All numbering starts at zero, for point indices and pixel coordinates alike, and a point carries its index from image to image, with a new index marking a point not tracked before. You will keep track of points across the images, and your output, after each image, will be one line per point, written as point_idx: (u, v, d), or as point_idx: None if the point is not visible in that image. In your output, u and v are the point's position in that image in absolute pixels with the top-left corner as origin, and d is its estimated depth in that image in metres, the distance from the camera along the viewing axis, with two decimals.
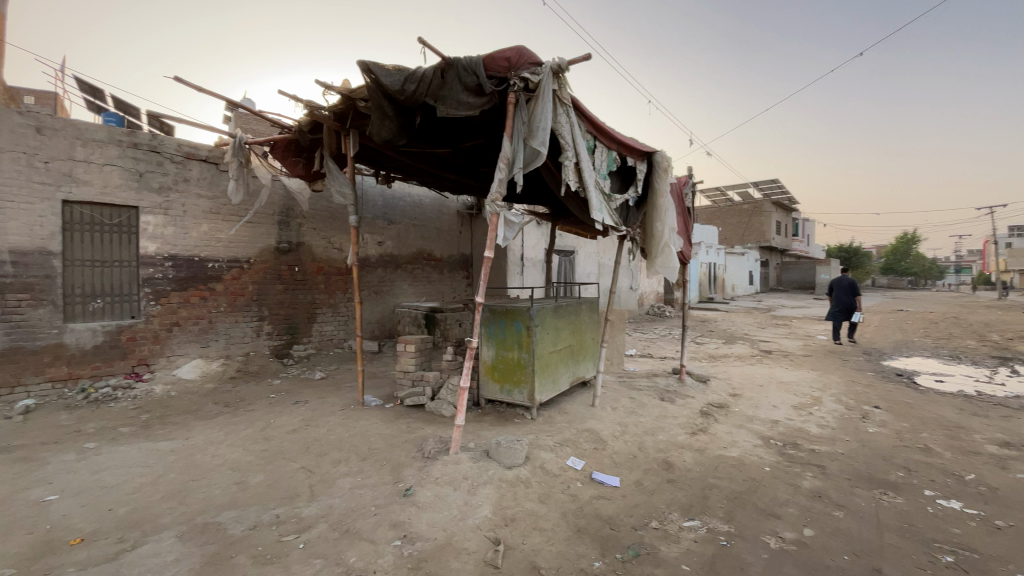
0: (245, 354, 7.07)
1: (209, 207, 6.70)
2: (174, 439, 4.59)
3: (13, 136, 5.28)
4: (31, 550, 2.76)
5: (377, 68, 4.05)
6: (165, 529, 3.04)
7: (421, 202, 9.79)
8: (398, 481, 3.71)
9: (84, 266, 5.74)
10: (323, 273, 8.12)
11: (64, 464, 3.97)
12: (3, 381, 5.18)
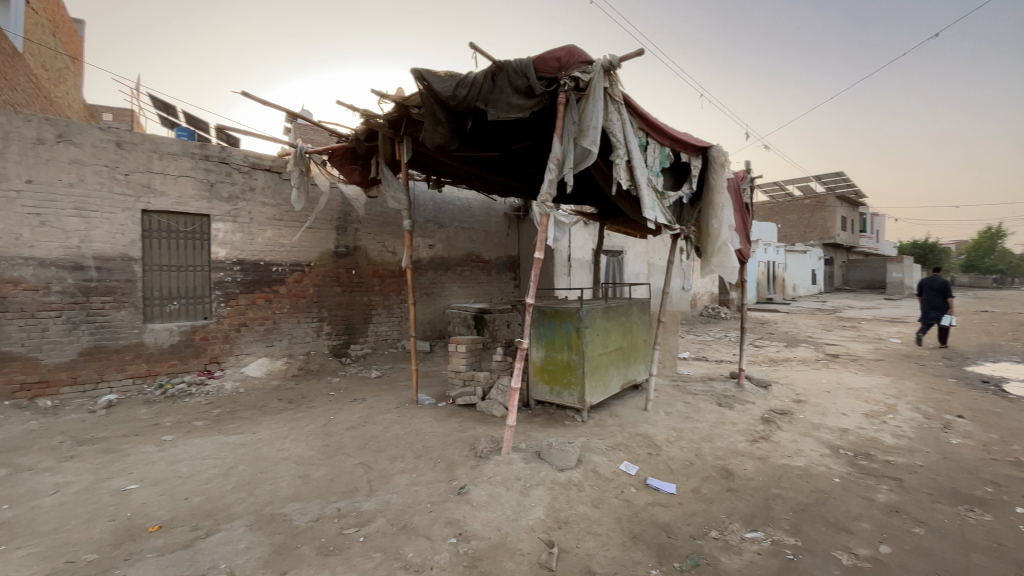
0: (306, 353, 7.44)
1: (273, 214, 7.10)
2: (243, 433, 4.89)
3: (96, 151, 5.68)
4: (114, 537, 3.00)
5: (429, 75, 4.23)
6: (237, 518, 3.23)
7: (470, 205, 9.93)
8: (452, 479, 3.77)
9: (161, 271, 6.18)
10: (378, 276, 8.40)
11: (144, 455, 4.30)
12: (89, 377, 5.64)
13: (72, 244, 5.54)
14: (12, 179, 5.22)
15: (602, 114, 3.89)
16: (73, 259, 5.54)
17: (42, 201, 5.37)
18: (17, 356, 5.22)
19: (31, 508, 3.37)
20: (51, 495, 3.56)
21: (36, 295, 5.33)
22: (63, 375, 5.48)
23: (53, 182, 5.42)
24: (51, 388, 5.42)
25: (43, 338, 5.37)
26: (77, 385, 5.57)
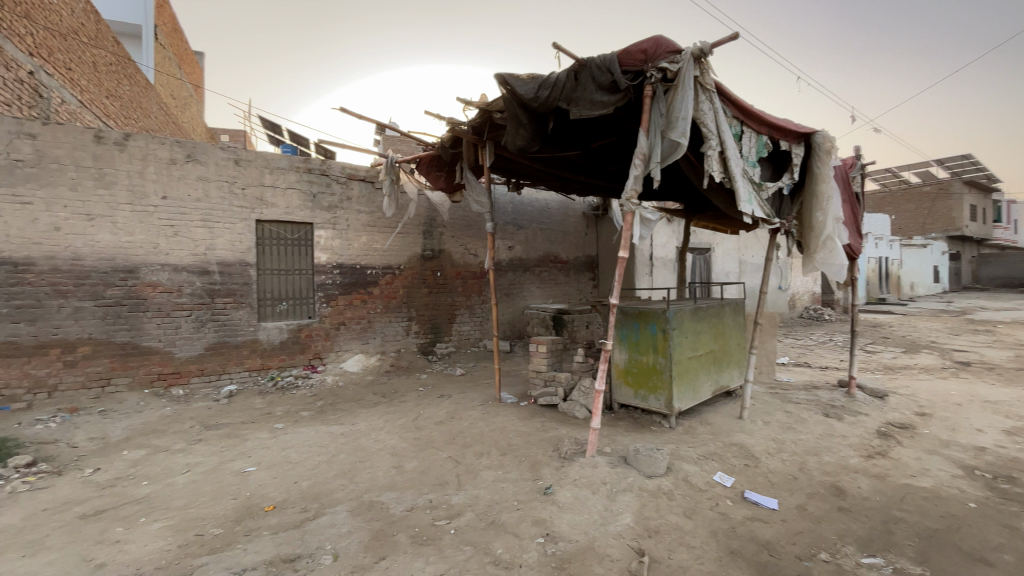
0: (397, 351, 7.88)
1: (367, 221, 7.59)
2: (344, 424, 5.27)
3: (219, 168, 6.40)
4: (238, 513, 3.35)
5: (512, 79, 4.30)
6: (339, 503, 3.48)
7: (549, 206, 9.95)
8: (537, 479, 3.79)
9: (273, 274, 6.85)
10: (461, 277, 8.67)
11: (261, 440, 4.77)
12: (214, 369, 6.36)
13: (199, 251, 6.27)
14: (151, 196, 5.96)
15: (692, 103, 3.71)
16: (201, 265, 6.28)
17: (174, 215, 6.10)
18: (156, 349, 6.00)
19: (172, 484, 3.86)
20: (185, 473, 4.05)
21: (172, 297, 6.09)
22: (192, 367, 6.23)
23: (184, 198, 6.16)
24: (183, 378, 6.17)
25: (177, 334, 6.14)
26: (203, 375, 6.30)
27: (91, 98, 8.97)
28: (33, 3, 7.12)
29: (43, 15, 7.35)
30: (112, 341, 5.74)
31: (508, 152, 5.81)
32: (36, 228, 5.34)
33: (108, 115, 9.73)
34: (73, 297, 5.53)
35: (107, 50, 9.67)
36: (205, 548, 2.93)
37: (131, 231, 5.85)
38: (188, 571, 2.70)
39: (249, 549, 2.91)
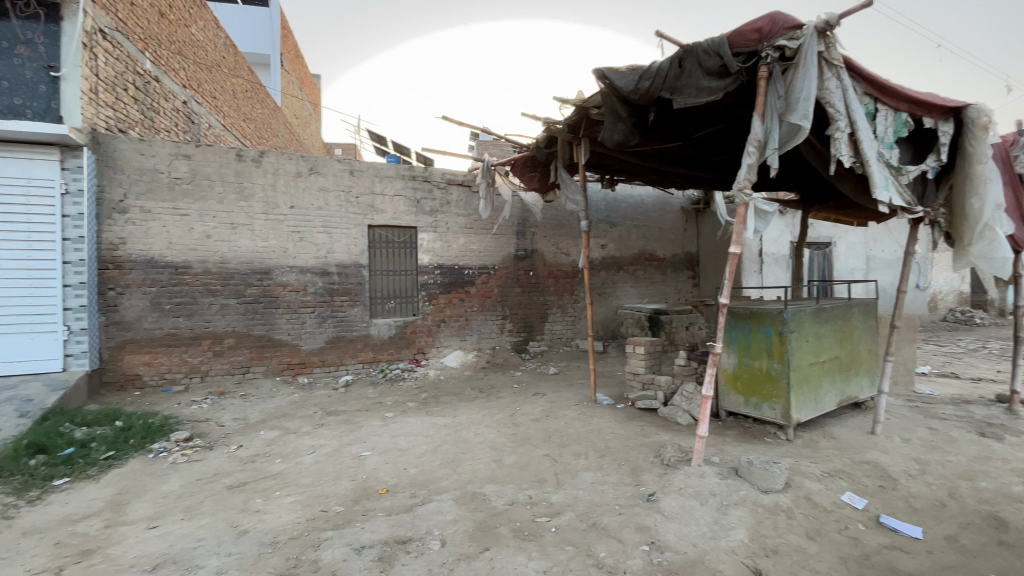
0: (492, 348, 8.09)
1: (465, 223, 7.88)
2: (447, 416, 5.52)
3: (338, 179, 7.03)
4: (356, 494, 3.64)
5: (612, 73, 4.17)
6: (444, 492, 3.64)
7: (644, 202, 9.61)
8: (639, 484, 3.67)
9: (382, 275, 7.38)
10: (553, 276, 8.67)
11: (374, 428, 5.16)
12: (334, 361, 7.01)
13: (320, 254, 6.94)
14: (281, 206, 6.71)
15: (816, 81, 3.37)
16: (322, 266, 6.94)
17: (300, 222, 6.81)
18: (286, 342, 6.74)
19: (300, 463, 4.31)
20: (310, 454, 4.50)
21: (298, 295, 6.80)
22: (315, 358, 6.91)
23: (308, 207, 6.85)
24: (308, 368, 6.86)
25: (303, 329, 6.84)
26: (324, 366, 6.96)
27: (232, 122, 10.33)
28: (188, 43, 8.34)
29: (196, 52, 8.59)
30: (252, 334, 6.56)
31: (604, 148, 5.71)
32: (193, 236, 6.26)
33: (245, 136, 11.15)
34: (221, 295, 6.39)
35: (244, 79, 11.05)
36: (329, 524, 3.23)
37: (266, 237, 6.63)
38: (315, 543, 2.99)
39: (366, 528, 3.15)
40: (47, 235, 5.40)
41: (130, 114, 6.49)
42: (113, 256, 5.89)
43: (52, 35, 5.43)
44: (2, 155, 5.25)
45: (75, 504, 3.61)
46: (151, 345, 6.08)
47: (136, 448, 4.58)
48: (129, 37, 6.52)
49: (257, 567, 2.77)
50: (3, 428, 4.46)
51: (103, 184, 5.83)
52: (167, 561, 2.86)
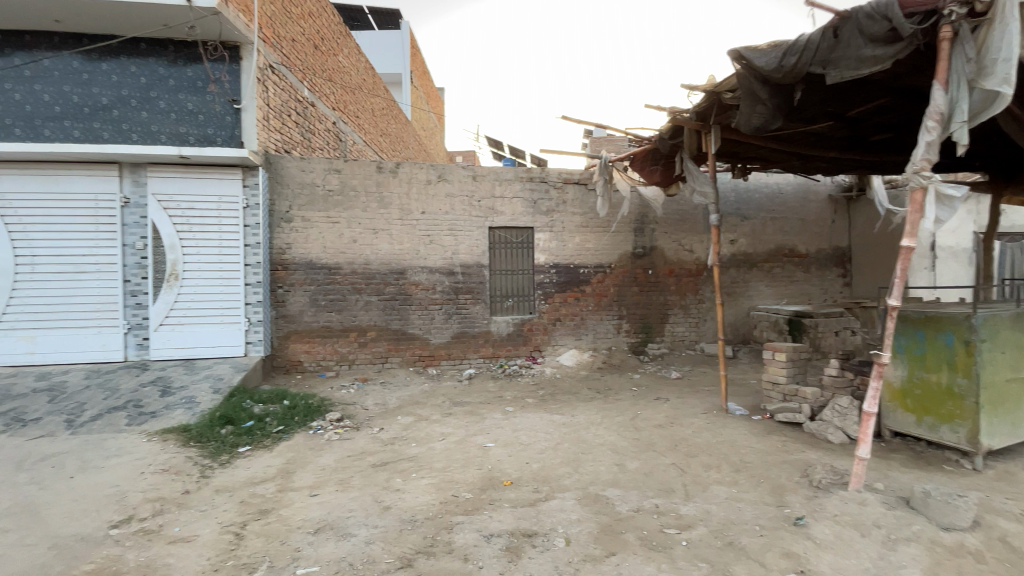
0: (609, 348, 7.92)
1: (581, 222, 7.83)
2: (566, 414, 5.54)
3: (461, 184, 7.43)
4: (483, 483, 3.81)
5: (750, 52, 3.85)
6: (567, 491, 3.65)
7: (780, 192, 8.68)
8: (782, 505, 3.32)
9: (501, 274, 7.65)
10: (675, 275, 8.23)
11: (495, 421, 5.36)
12: (458, 355, 7.42)
13: (447, 255, 7.39)
14: (414, 212, 7.28)
15: (1020, 38, 2.77)
16: (448, 267, 7.39)
17: (430, 226, 7.33)
18: (418, 335, 7.30)
19: (432, 448, 4.64)
20: (440, 441, 4.82)
21: (428, 293, 7.33)
22: (442, 351, 7.39)
23: (436, 212, 7.35)
24: (436, 360, 7.36)
25: (432, 324, 7.35)
26: (450, 359, 7.41)
27: (371, 138, 11.49)
28: (336, 70, 9.44)
29: (342, 78, 9.70)
30: (388, 328, 7.22)
31: (738, 135, 5.27)
32: (342, 241, 7.07)
33: (382, 150, 12.32)
34: (364, 293, 7.13)
35: (381, 98, 12.22)
36: (460, 509, 3.42)
37: (401, 240, 7.24)
38: (448, 526, 3.19)
39: (494, 517, 3.28)
40: (233, 242, 6.52)
41: (292, 135, 7.54)
42: (281, 259, 6.89)
43: (236, 73, 6.48)
44: (202, 178, 6.43)
45: (255, 469, 4.29)
46: (309, 335, 7.00)
47: (299, 425, 5.30)
48: (291, 69, 7.57)
49: (399, 541, 3.03)
50: (203, 401, 5.47)
51: (273, 198, 6.83)
52: (326, 526, 3.26)
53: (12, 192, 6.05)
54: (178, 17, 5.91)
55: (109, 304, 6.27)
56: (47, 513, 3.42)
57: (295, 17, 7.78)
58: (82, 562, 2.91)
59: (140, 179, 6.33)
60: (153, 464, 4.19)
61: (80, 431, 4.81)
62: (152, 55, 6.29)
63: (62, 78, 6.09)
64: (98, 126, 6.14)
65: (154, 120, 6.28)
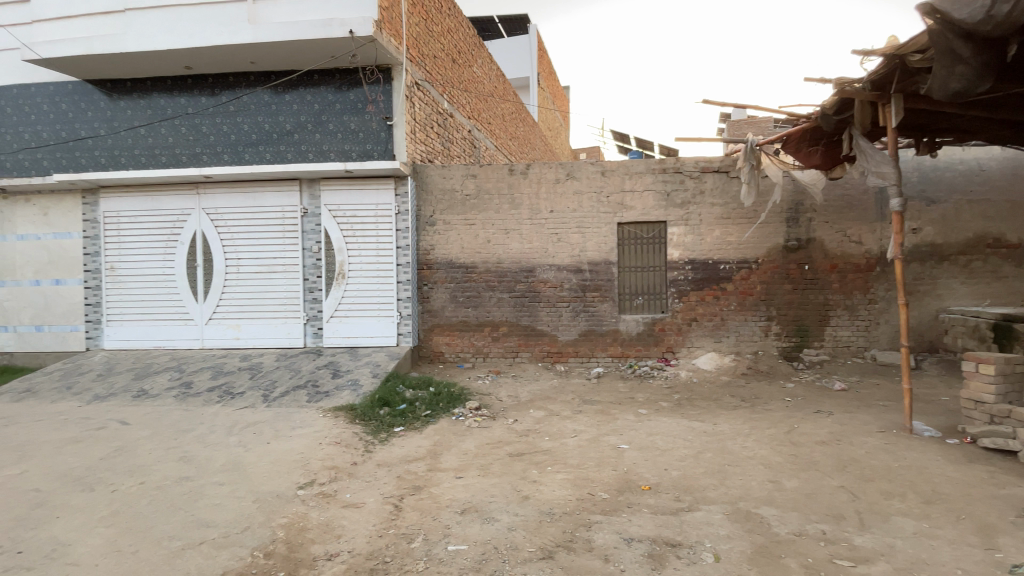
0: (754, 352, 7.22)
1: (721, 214, 7.26)
2: (705, 421, 5.19)
3: (591, 180, 7.37)
4: (620, 485, 3.74)
5: (945, 4, 3.20)
6: (713, 503, 3.42)
7: (981, 170, 7.12)
8: (995, 550, 2.73)
9: (632, 271, 7.41)
10: (838, 271, 7.20)
11: (628, 422, 5.23)
12: (586, 353, 7.38)
13: (575, 253, 7.39)
14: (543, 211, 7.41)
15: None
16: (576, 264, 7.39)
17: (559, 224, 7.40)
18: (547, 332, 7.43)
19: (565, 444, 4.69)
20: (573, 438, 4.85)
21: (557, 290, 7.41)
22: (570, 348, 7.41)
23: (565, 210, 7.39)
24: (564, 357, 7.41)
25: (560, 321, 7.41)
26: (578, 357, 7.40)
27: (502, 142, 11.98)
28: (471, 80, 9.99)
29: (476, 87, 10.24)
30: (519, 324, 7.46)
31: (928, 103, 4.48)
32: (478, 241, 7.48)
33: (512, 153, 12.78)
34: (497, 290, 7.46)
35: (510, 103, 12.65)
36: (598, 508, 3.40)
37: (531, 239, 7.43)
38: (587, 524, 3.19)
39: (634, 521, 3.20)
40: (388, 245, 7.35)
41: (434, 146, 8.18)
42: (426, 260, 7.51)
43: (388, 93, 7.22)
44: (363, 189, 7.33)
45: (407, 448, 4.75)
46: (450, 328, 7.53)
47: (443, 411, 5.75)
48: (433, 84, 8.21)
49: (540, 532, 3.11)
50: (365, 384, 6.22)
51: (420, 204, 7.50)
52: (471, 509, 3.48)
53: (224, 207, 7.48)
54: (342, 47, 6.74)
55: (292, 299, 7.44)
56: (253, 470, 4.14)
57: (437, 35, 8.42)
58: (279, 515, 3.46)
59: (315, 193, 7.40)
60: (327, 437, 4.86)
61: (274, 404, 5.79)
62: (323, 84, 7.30)
63: (258, 111, 7.35)
64: (283, 149, 7.31)
65: (325, 141, 7.28)
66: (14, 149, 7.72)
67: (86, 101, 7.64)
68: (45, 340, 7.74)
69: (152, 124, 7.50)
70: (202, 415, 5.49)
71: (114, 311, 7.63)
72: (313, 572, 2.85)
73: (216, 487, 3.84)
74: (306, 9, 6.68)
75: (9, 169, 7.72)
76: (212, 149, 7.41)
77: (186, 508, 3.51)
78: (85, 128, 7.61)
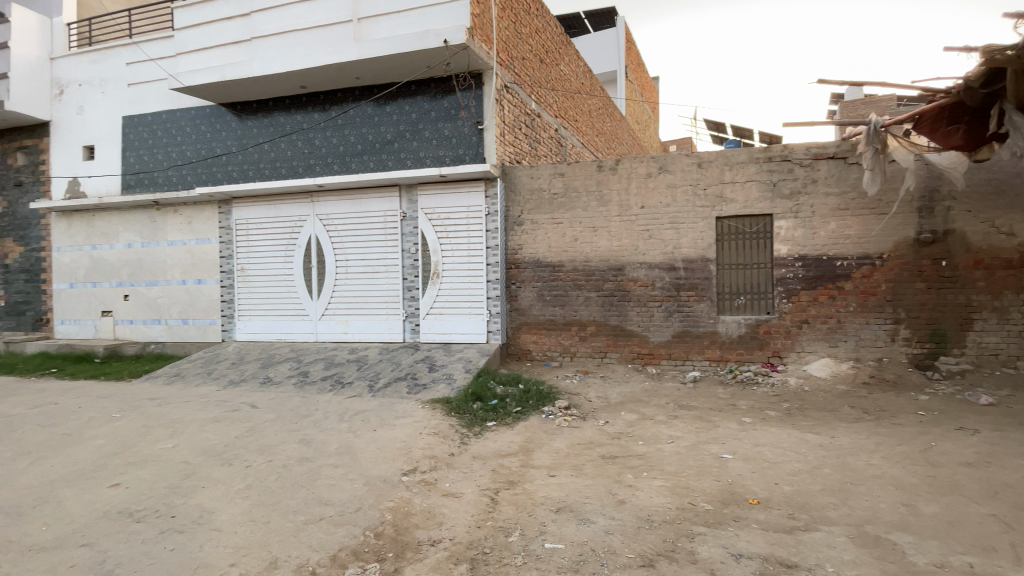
0: (877, 360, 6.45)
1: (837, 204, 6.56)
2: (820, 434, 4.74)
3: (686, 173, 7.02)
4: (725, 497, 3.53)
5: None
6: (834, 524, 3.11)
7: None
8: None
9: (732, 269, 6.96)
10: (986, 267, 6.20)
11: (730, 431, 4.92)
12: (680, 355, 7.04)
13: (668, 250, 7.09)
14: (633, 207, 7.19)
15: None
16: (669, 262, 7.08)
17: (650, 220, 7.14)
18: (637, 332, 7.20)
19: (661, 449, 4.52)
20: (670, 443, 4.66)
21: (648, 289, 7.15)
22: (663, 350, 7.12)
23: (657, 205, 7.12)
24: (656, 359, 7.13)
25: (652, 321, 7.14)
26: (671, 359, 7.08)
27: (589, 139, 11.82)
28: (558, 79, 9.97)
29: (563, 85, 10.18)
30: (609, 324, 7.30)
31: None
32: (565, 240, 7.45)
33: (599, 149, 12.56)
34: (584, 289, 7.38)
35: (597, 98, 12.42)
36: (700, 519, 3.23)
37: (621, 236, 7.25)
38: (689, 534, 3.05)
39: (742, 536, 3.01)
40: (479, 245, 7.59)
41: (522, 146, 8.27)
42: (515, 259, 7.62)
43: (480, 97, 7.43)
44: (456, 191, 7.64)
45: (501, 443, 4.87)
46: (538, 327, 7.57)
47: (533, 408, 5.81)
48: (521, 86, 8.31)
49: (639, 538, 3.03)
50: (459, 378, 6.47)
51: (509, 204, 7.64)
52: (566, 508, 3.48)
53: (334, 213, 8.17)
54: (437, 57, 7.06)
55: (392, 297, 7.95)
56: (361, 455, 4.47)
57: (525, 36, 8.50)
58: (387, 499, 3.71)
59: (412, 197, 7.84)
60: (426, 427, 5.12)
61: (378, 394, 6.23)
62: (419, 93, 7.69)
63: (362, 123, 7.93)
64: (384, 157, 7.82)
65: (421, 147, 7.67)
66: (166, 167, 9.01)
67: (221, 123, 8.72)
68: (190, 332, 8.97)
69: (274, 140, 8.39)
70: (317, 402, 6.04)
71: (244, 307, 8.65)
72: (419, 556, 3.01)
73: (331, 469, 4.19)
74: (404, 22, 7.06)
75: (163, 185, 9.03)
76: (323, 160, 8.12)
77: (306, 486, 3.88)
78: (221, 147, 8.69)
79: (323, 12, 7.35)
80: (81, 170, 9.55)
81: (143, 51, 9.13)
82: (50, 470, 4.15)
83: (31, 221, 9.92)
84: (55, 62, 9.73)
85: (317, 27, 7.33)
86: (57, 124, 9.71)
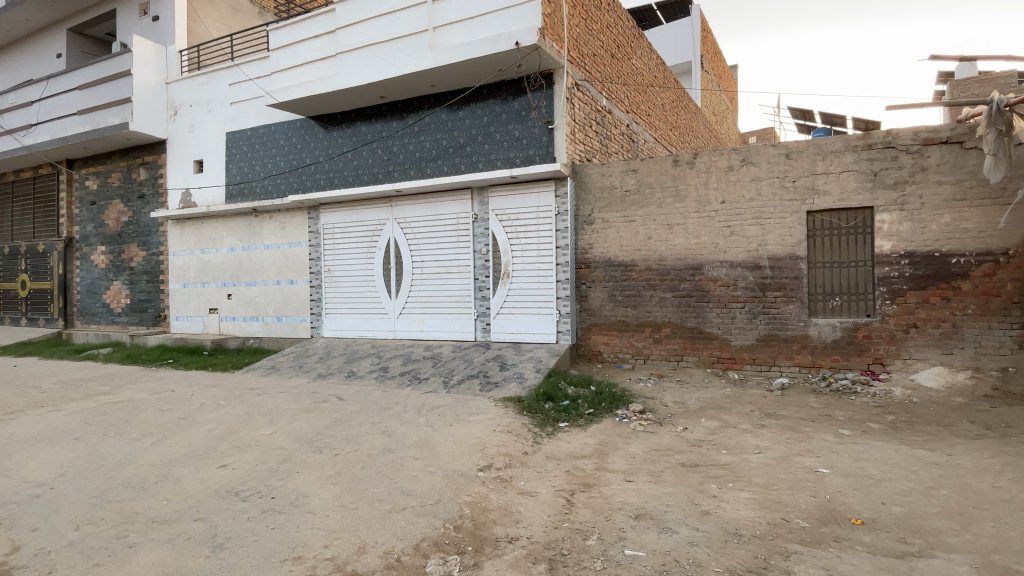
0: (1002, 370, 5.65)
1: (953, 194, 5.85)
2: (935, 451, 4.25)
3: (771, 166, 6.58)
4: (824, 514, 3.26)
5: None
6: (955, 552, 2.78)
7: None
8: None
9: (826, 267, 6.42)
10: None
11: (826, 443, 4.55)
12: (765, 360, 6.61)
13: (753, 247, 6.68)
14: (713, 203, 6.85)
15: None
16: (754, 260, 6.67)
17: (732, 216, 6.76)
18: (717, 336, 6.84)
19: (747, 460, 4.27)
20: (757, 454, 4.39)
21: (729, 290, 6.77)
22: (745, 354, 6.71)
23: (739, 200, 6.73)
24: (738, 364, 6.73)
25: (733, 324, 6.76)
26: (755, 364, 6.66)
27: (662, 134, 11.43)
28: (630, 73, 9.71)
29: (635, 78, 9.90)
30: (685, 325, 7.00)
31: None
32: (638, 239, 7.25)
33: (673, 144, 12.11)
34: (659, 289, 7.12)
35: (670, 91, 11.91)
36: (796, 537, 3.01)
37: (698, 233, 6.93)
38: (784, 552, 2.86)
39: (845, 558, 2.77)
40: (548, 245, 7.59)
41: (593, 144, 8.15)
42: (585, 259, 7.54)
43: (550, 97, 7.41)
44: (526, 192, 7.69)
45: (574, 444, 4.83)
46: (608, 327, 7.42)
47: (606, 410, 5.72)
48: (593, 83, 8.21)
49: (726, 552, 2.88)
50: (529, 377, 6.51)
51: (579, 203, 7.56)
52: (646, 515, 3.38)
53: (411, 217, 8.53)
54: (509, 59, 7.13)
55: (465, 297, 8.16)
56: (440, 449, 4.62)
57: (596, 32, 8.38)
58: (465, 493, 3.79)
59: (484, 199, 8.01)
60: (500, 425, 5.19)
61: (452, 391, 6.42)
62: (490, 97, 7.83)
63: (437, 129, 8.21)
64: (457, 161, 8.04)
65: (492, 150, 7.80)
66: (263, 177, 9.85)
67: (310, 135, 9.39)
68: (284, 328, 9.74)
69: (356, 149, 8.90)
70: (397, 396, 6.34)
71: (330, 305, 9.25)
72: (497, 552, 3.05)
73: (412, 461, 4.37)
74: (477, 27, 7.20)
75: (260, 193, 9.88)
76: (401, 166, 8.50)
77: (389, 476, 4.07)
78: (310, 157, 9.37)
79: (401, 24, 7.68)
80: (192, 181, 10.68)
81: (242, 71, 10.04)
82: (168, 450, 4.66)
83: (152, 228, 11.23)
84: (170, 86, 10.95)
85: (395, 38, 7.67)
86: (172, 142, 10.93)
